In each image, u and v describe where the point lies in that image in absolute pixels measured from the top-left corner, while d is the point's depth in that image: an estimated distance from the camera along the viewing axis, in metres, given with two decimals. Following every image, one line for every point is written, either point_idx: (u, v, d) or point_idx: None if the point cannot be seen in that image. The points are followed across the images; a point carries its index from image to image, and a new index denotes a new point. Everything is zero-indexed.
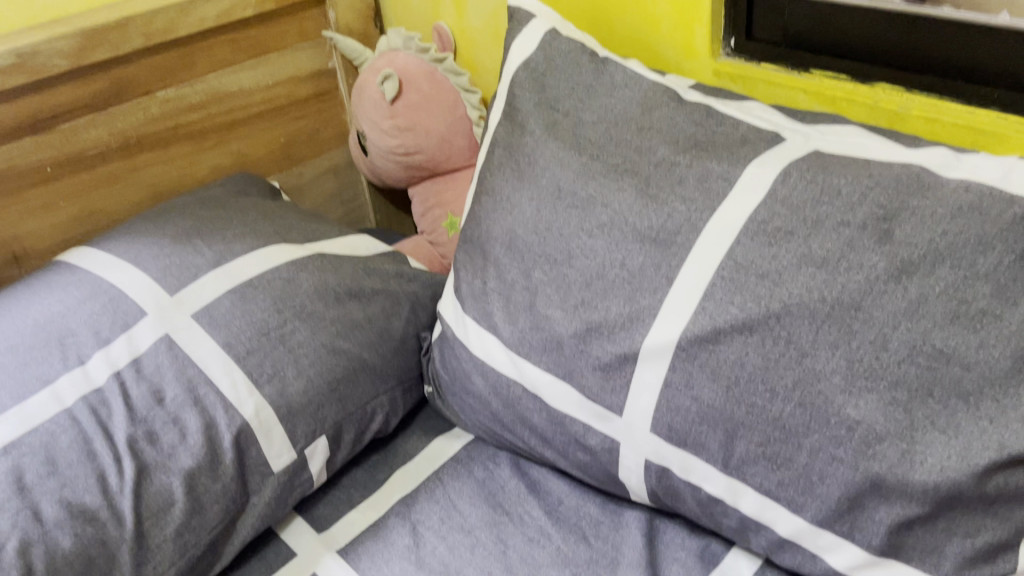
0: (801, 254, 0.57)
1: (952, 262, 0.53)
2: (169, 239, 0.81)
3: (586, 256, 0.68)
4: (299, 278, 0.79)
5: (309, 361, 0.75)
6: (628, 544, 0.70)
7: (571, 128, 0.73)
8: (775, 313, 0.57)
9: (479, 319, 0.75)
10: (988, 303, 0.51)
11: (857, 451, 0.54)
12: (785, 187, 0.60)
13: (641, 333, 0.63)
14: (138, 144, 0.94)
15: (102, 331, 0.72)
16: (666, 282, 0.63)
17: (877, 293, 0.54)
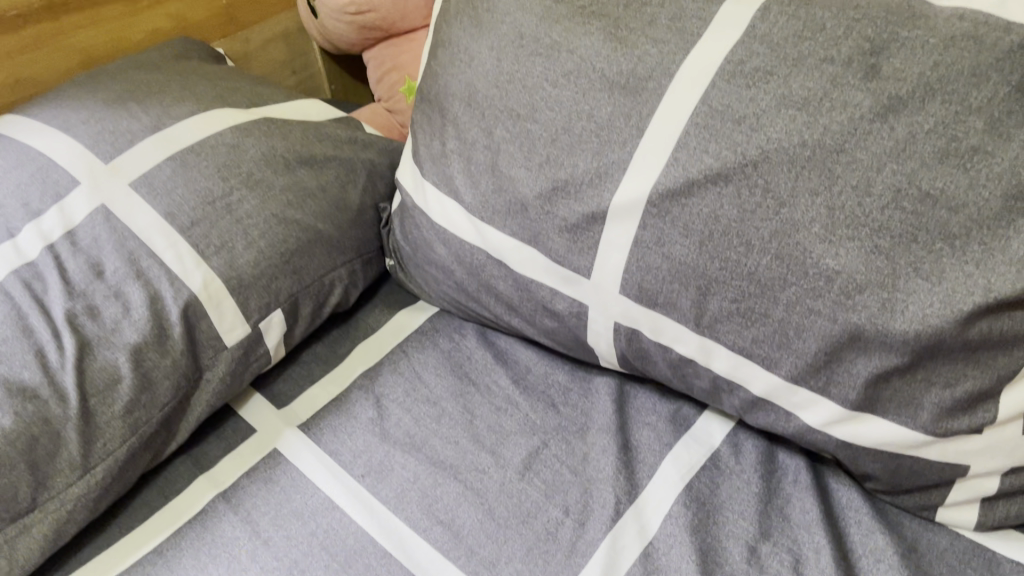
0: (781, 95, 0.53)
1: (943, 97, 0.49)
2: (101, 105, 0.75)
3: (551, 108, 0.63)
4: (245, 144, 0.74)
5: (259, 232, 0.70)
6: (598, 410, 0.68)
7: None
8: (752, 161, 0.54)
9: (439, 183, 0.71)
10: (980, 139, 0.48)
11: (836, 303, 0.52)
12: (764, 24, 0.55)
13: (610, 189, 0.59)
14: (64, 4, 0.87)
15: (31, 203, 0.68)
16: (637, 132, 0.58)
17: (861, 134, 0.50)
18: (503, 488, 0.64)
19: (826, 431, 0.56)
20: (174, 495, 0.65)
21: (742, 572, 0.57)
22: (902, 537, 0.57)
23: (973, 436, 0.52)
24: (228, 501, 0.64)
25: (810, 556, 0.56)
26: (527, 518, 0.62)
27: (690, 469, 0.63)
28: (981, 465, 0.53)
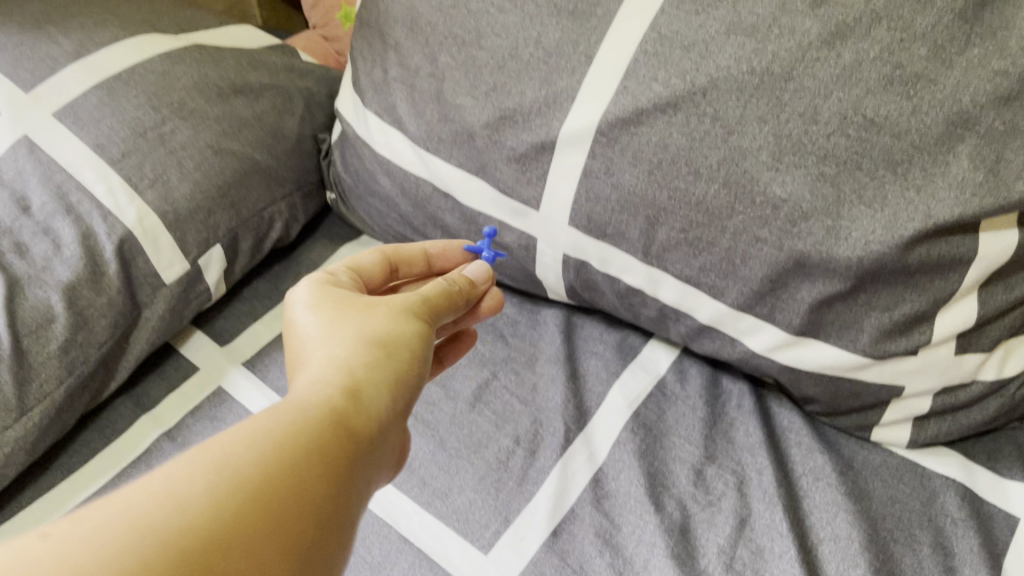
0: (731, 21, 0.53)
1: (889, 23, 0.49)
2: (15, 26, 0.70)
3: (497, 34, 0.61)
4: (175, 72, 0.70)
5: (193, 164, 0.67)
6: (547, 340, 0.68)
7: None
8: (701, 89, 0.53)
9: (381, 113, 0.69)
10: (923, 66, 0.48)
11: (782, 231, 0.52)
12: None
13: (559, 117, 0.59)
14: None
15: None
16: (585, 59, 0.58)
17: (809, 62, 0.50)
18: (454, 419, 0.64)
19: (769, 356, 0.58)
20: (115, 436, 0.64)
21: (688, 493, 0.58)
22: (840, 455, 0.60)
23: (909, 359, 0.54)
24: (173, 440, 0.63)
25: (753, 476, 0.58)
26: (479, 449, 0.62)
27: (637, 397, 0.64)
28: (917, 386, 0.55)
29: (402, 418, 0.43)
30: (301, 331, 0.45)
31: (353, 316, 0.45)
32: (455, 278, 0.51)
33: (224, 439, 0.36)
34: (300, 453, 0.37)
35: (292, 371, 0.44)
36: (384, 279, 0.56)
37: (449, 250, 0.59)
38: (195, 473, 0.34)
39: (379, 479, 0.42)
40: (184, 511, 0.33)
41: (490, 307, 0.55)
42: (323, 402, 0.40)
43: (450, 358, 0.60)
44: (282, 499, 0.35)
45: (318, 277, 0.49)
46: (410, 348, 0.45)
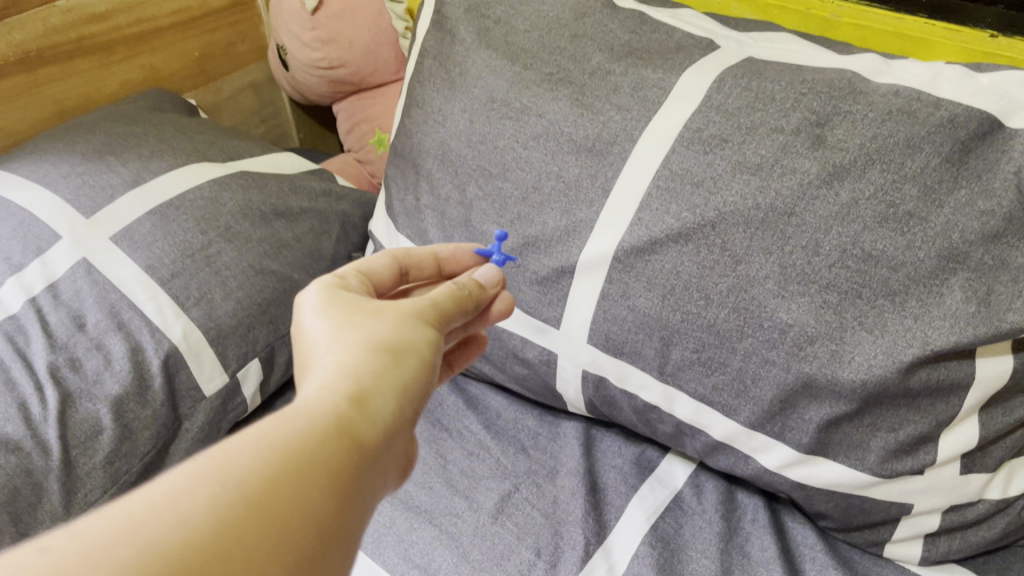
0: (736, 161, 0.57)
1: (882, 166, 0.53)
2: (79, 157, 0.77)
3: (521, 168, 0.67)
4: (222, 198, 0.76)
5: (237, 283, 0.72)
6: (566, 452, 0.71)
7: (503, 36, 0.73)
8: (710, 221, 0.57)
9: (413, 237, 0.76)
10: (915, 205, 0.52)
11: (789, 354, 0.55)
12: (720, 95, 0.60)
13: (578, 245, 0.63)
14: (41, 58, 0.89)
15: (13, 256, 0.69)
16: (603, 193, 0.63)
17: (809, 199, 0.54)
18: (477, 530, 0.66)
19: (782, 473, 0.60)
20: None
21: None
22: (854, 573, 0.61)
23: (916, 478, 0.56)
24: None
25: None
26: (501, 561, 0.63)
27: (654, 510, 0.66)
28: (926, 504, 0.57)
29: (409, 429, 0.42)
30: (308, 335, 0.44)
31: (362, 321, 0.44)
32: (465, 282, 0.51)
33: (225, 448, 0.35)
34: (307, 464, 0.36)
35: (299, 376, 0.43)
36: (395, 281, 0.56)
37: (459, 253, 0.61)
38: (198, 484, 0.33)
39: (383, 488, 0.41)
40: (188, 528, 0.31)
41: (501, 311, 0.55)
42: (331, 408, 0.38)
43: (459, 362, 0.61)
44: (286, 512, 0.34)
45: (328, 280, 0.49)
46: (417, 356, 0.44)
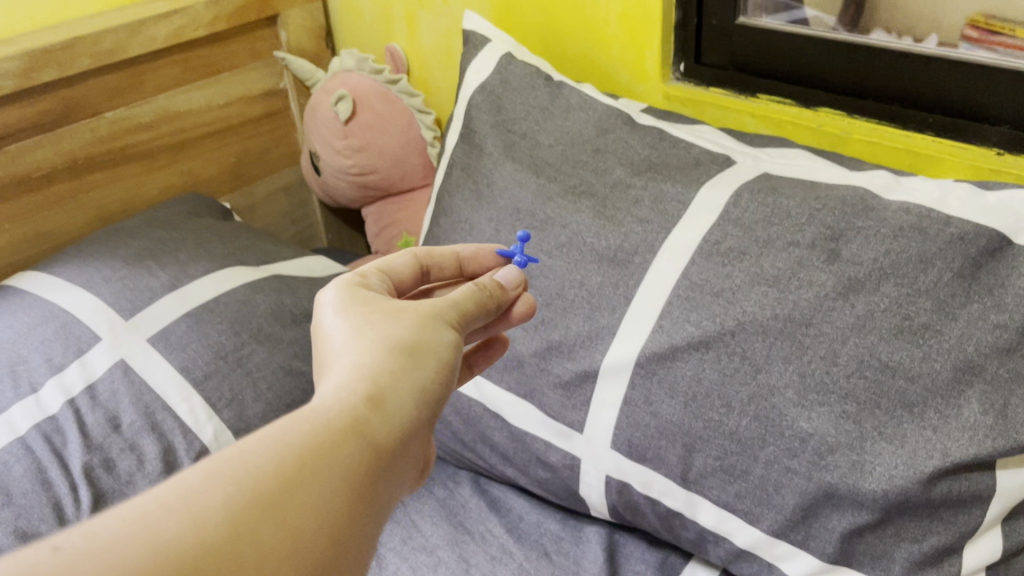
0: (754, 272, 0.59)
1: (896, 279, 0.55)
2: (121, 262, 0.81)
3: (545, 275, 0.70)
4: (256, 300, 0.79)
5: (266, 384, 0.74)
6: (589, 557, 0.71)
7: (529, 151, 0.77)
8: (730, 330, 0.59)
9: None
10: (929, 318, 0.53)
11: (811, 462, 0.56)
12: (737, 209, 0.63)
13: (601, 351, 0.65)
14: (88, 165, 0.98)
15: (54, 357, 0.71)
16: (624, 300, 0.65)
17: (826, 310, 0.56)
18: None
19: None
20: None
21: None
22: None
23: None
24: None
25: None
26: None
27: None
28: None
29: (426, 429, 0.44)
30: (327, 334, 0.46)
31: (380, 320, 0.46)
32: (486, 283, 0.53)
33: (242, 451, 0.37)
34: (320, 465, 0.37)
35: (318, 374, 0.45)
36: (417, 280, 0.58)
37: (481, 253, 0.63)
38: (211, 484, 0.35)
39: (400, 490, 0.42)
40: (198, 526, 0.33)
41: (521, 313, 0.56)
42: (346, 409, 0.40)
43: (480, 365, 0.63)
44: (295, 513, 0.35)
45: (350, 280, 0.50)
46: (435, 356, 0.45)
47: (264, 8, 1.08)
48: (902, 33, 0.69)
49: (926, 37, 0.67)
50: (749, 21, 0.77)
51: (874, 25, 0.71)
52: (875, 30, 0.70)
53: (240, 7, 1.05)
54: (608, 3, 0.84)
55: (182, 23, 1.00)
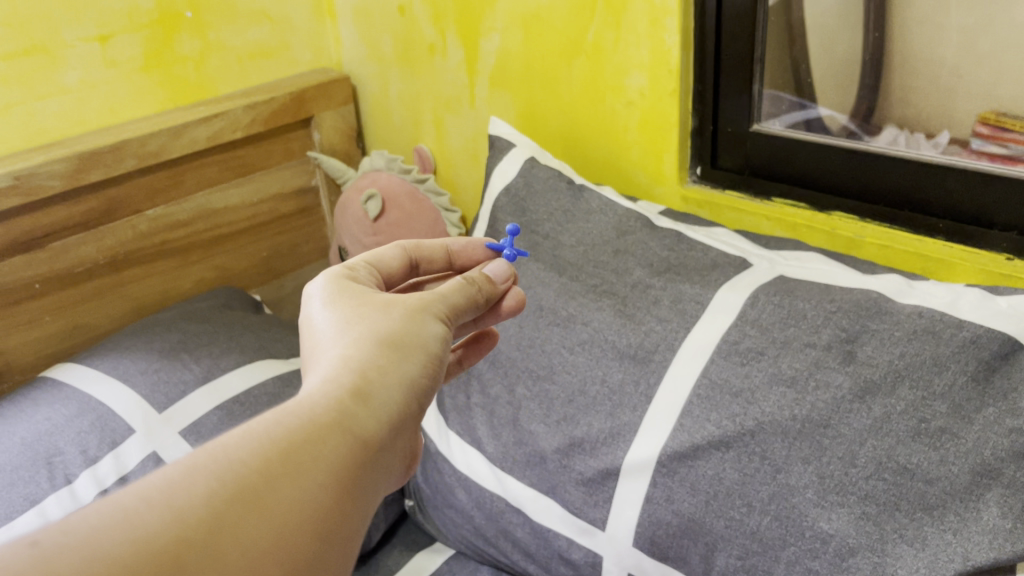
0: (772, 373, 0.61)
1: (911, 381, 0.56)
2: (157, 355, 0.84)
3: (568, 372, 0.71)
4: (285, 393, 0.82)
5: None
6: None
7: (551, 251, 0.80)
8: (749, 430, 0.60)
9: (463, 432, 0.79)
10: (946, 421, 0.54)
11: (832, 565, 0.55)
12: (754, 310, 0.65)
13: (623, 448, 0.66)
14: (127, 260, 1.04)
15: (89, 449, 0.73)
16: (645, 398, 0.66)
17: (844, 411, 0.57)
18: None
19: None
20: None
21: None
22: None
23: None
24: None
25: None
26: None
27: None
28: None
29: (412, 422, 0.46)
30: (315, 329, 0.48)
31: (368, 314, 0.48)
32: (476, 278, 0.56)
33: (227, 446, 0.38)
34: (304, 459, 0.39)
35: (306, 367, 0.47)
36: (407, 273, 0.60)
37: (472, 247, 0.66)
38: (195, 477, 0.36)
39: (385, 483, 0.44)
40: (181, 519, 0.34)
41: (511, 307, 0.59)
42: (334, 401, 0.42)
43: (470, 360, 0.64)
44: (277, 507, 0.37)
45: (337, 274, 0.52)
46: (422, 349, 0.47)
47: (298, 111, 1.15)
48: (913, 131, 0.72)
49: (938, 133, 0.71)
50: (761, 127, 0.81)
51: (885, 123, 0.74)
52: (888, 128, 0.74)
53: (276, 112, 1.12)
54: (627, 110, 0.89)
55: (222, 125, 1.07)
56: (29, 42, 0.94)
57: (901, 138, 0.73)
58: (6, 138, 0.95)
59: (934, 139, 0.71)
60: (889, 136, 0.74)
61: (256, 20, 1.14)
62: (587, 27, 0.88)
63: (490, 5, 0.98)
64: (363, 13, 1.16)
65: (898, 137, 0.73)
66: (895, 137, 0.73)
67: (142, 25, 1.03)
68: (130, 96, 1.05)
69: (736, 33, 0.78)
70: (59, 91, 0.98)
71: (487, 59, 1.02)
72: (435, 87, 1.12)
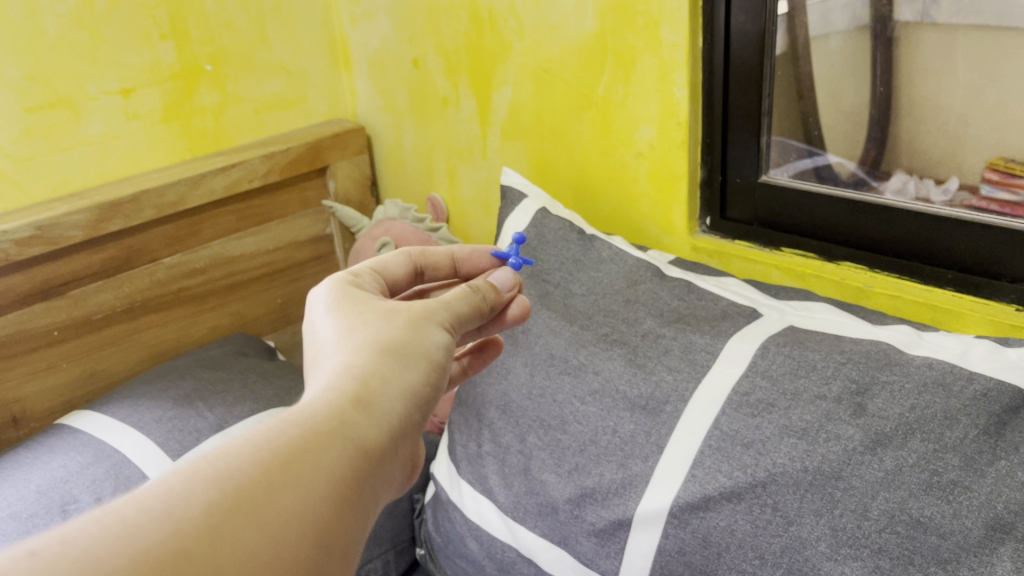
0: (783, 424, 0.61)
1: (922, 434, 0.56)
2: (171, 402, 0.84)
3: (579, 422, 0.72)
4: None
5: None
6: None
7: (562, 299, 0.81)
8: (761, 481, 0.60)
9: (474, 481, 0.79)
10: (958, 474, 0.54)
11: None
12: (765, 360, 0.65)
13: (634, 499, 0.66)
14: (144, 307, 1.06)
15: (103, 497, 0.74)
16: (656, 449, 0.66)
17: (855, 463, 0.57)
18: None
19: None
20: None
21: None
22: None
23: None
24: None
25: None
26: None
27: None
28: None
29: (413, 431, 0.46)
30: (317, 339, 0.49)
31: (370, 323, 0.49)
32: (481, 286, 0.56)
33: (227, 454, 0.39)
34: (304, 468, 0.40)
35: (308, 375, 0.48)
36: (412, 281, 0.62)
37: (477, 255, 0.68)
38: (195, 487, 0.37)
39: (384, 494, 0.45)
40: (180, 528, 0.35)
41: (516, 315, 0.60)
42: (335, 410, 0.42)
43: (474, 368, 0.66)
44: (276, 515, 0.38)
45: (340, 283, 0.53)
46: (425, 357, 0.48)
47: (314, 161, 1.17)
48: (922, 176, 0.72)
49: (947, 178, 0.71)
50: (769, 178, 0.82)
51: (893, 169, 0.74)
52: (896, 173, 0.74)
53: (292, 162, 1.14)
54: (636, 161, 0.91)
55: (239, 174, 1.09)
56: (52, 95, 0.96)
57: (911, 184, 0.73)
58: (29, 189, 0.97)
59: (944, 185, 0.71)
60: (898, 182, 0.74)
61: (274, 72, 1.17)
62: (597, 80, 0.91)
63: (503, 59, 1.01)
64: (378, 65, 1.19)
65: (908, 183, 0.73)
66: (905, 183, 0.73)
67: (163, 78, 1.06)
68: (151, 147, 1.07)
69: (744, 86, 0.80)
70: (81, 142, 1.01)
71: (500, 111, 1.04)
72: (448, 138, 1.14)
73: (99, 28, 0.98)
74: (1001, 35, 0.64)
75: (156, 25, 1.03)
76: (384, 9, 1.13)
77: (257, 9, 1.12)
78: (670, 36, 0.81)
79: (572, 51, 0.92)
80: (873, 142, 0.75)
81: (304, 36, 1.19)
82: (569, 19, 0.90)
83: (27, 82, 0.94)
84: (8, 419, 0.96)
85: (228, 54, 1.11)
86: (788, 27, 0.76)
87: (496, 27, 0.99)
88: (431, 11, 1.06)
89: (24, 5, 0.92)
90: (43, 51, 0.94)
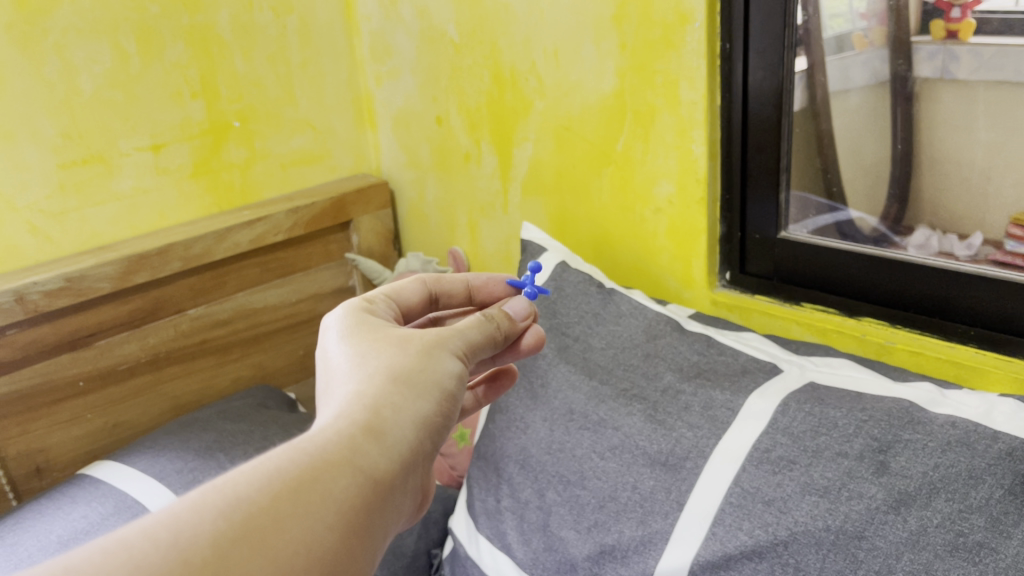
0: (804, 482, 0.60)
1: (947, 494, 0.55)
2: (192, 454, 0.85)
3: (598, 477, 0.71)
4: None
5: None
6: None
7: (582, 353, 0.82)
8: (782, 540, 0.59)
9: (492, 537, 0.79)
10: (984, 535, 0.53)
11: None
12: (786, 417, 0.65)
13: (654, 557, 0.65)
14: (167, 359, 1.07)
15: None
16: (677, 506, 0.65)
17: (878, 523, 0.56)
18: None
19: None
20: None
21: None
22: None
23: None
24: None
25: None
26: None
27: None
28: None
29: (425, 460, 0.46)
30: (331, 366, 0.49)
31: (385, 351, 0.49)
32: (496, 315, 0.57)
33: (236, 483, 0.39)
34: (313, 498, 0.40)
35: (320, 401, 0.48)
36: (425, 305, 0.63)
37: (492, 282, 0.68)
38: (203, 516, 0.37)
39: (395, 526, 0.45)
40: (185, 560, 0.35)
41: (531, 343, 0.61)
42: (346, 437, 0.43)
43: (489, 396, 0.67)
44: (283, 546, 0.38)
45: (355, 312, 0.54)
46: (437, 386, 0.48)
47: (337, 215, 1.19)
48: (946, 232, 0.72)
49: (971, 234, 0.71)
50: (788, 234, 0.83)
51: (917, 223, 0.74)
52: (919, 228, 0.74)
53: (317, 216, 1.16)
54: (655, 217, 0.91)
55: (264, 228, 1.11)
56: (86, 151, 0.99)
57: (934, 239, 0.73)
58: (60, 242, 1.00)
59: (968, 240, 0.71)
60: (921, 237, 0.74)
61: (301, 128, 1.20)
62: (616, 137, 0.92)
63: (524, 116, 1.03)
64: (402, 122, 1.22)
65: (931, 238, 0.73)
66: (928, 238, 0.73)
67: (193, 134, 1.09)
68: (180, 202, 1.10)
69: (762, 143, 0.81)
70: (113, 197, 1.03)
71: (520, 167, 1.06)
72: (470, 193, 1.16)
73: (133, 86, 1.01)
74: (1017, 91, 0.64)
75: (187, 84, 1.06)
76: (409, 67, 1.16)
77: (285, 67, 1.16)
78: (689, 94, 0.83)
79: (591, 109, 0.94)
80: (895, 196, 0.75)
81: (330, 93, 1.22)
82: (588, 78, 0.92)
83: (62, 138, 0.97)
84: (31, 469, 0.97)
85: (255, 110, 1.14)
86: (807, 84, 0.77)
87: (518, 85, 1.02)
88: (455, 70, 1.09)
89: (62, 66, 0.95)
90: (78, 108, 0.98)
